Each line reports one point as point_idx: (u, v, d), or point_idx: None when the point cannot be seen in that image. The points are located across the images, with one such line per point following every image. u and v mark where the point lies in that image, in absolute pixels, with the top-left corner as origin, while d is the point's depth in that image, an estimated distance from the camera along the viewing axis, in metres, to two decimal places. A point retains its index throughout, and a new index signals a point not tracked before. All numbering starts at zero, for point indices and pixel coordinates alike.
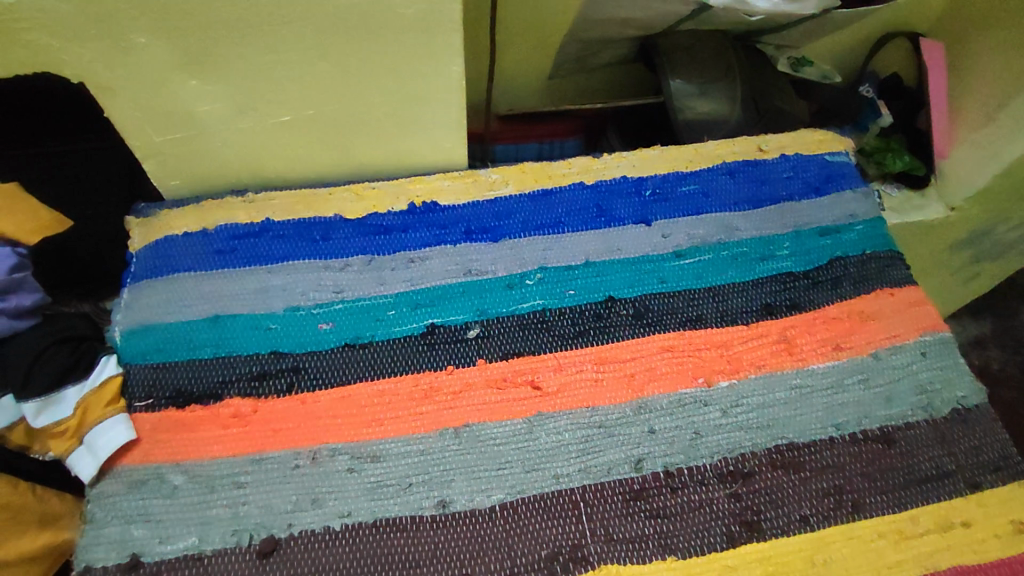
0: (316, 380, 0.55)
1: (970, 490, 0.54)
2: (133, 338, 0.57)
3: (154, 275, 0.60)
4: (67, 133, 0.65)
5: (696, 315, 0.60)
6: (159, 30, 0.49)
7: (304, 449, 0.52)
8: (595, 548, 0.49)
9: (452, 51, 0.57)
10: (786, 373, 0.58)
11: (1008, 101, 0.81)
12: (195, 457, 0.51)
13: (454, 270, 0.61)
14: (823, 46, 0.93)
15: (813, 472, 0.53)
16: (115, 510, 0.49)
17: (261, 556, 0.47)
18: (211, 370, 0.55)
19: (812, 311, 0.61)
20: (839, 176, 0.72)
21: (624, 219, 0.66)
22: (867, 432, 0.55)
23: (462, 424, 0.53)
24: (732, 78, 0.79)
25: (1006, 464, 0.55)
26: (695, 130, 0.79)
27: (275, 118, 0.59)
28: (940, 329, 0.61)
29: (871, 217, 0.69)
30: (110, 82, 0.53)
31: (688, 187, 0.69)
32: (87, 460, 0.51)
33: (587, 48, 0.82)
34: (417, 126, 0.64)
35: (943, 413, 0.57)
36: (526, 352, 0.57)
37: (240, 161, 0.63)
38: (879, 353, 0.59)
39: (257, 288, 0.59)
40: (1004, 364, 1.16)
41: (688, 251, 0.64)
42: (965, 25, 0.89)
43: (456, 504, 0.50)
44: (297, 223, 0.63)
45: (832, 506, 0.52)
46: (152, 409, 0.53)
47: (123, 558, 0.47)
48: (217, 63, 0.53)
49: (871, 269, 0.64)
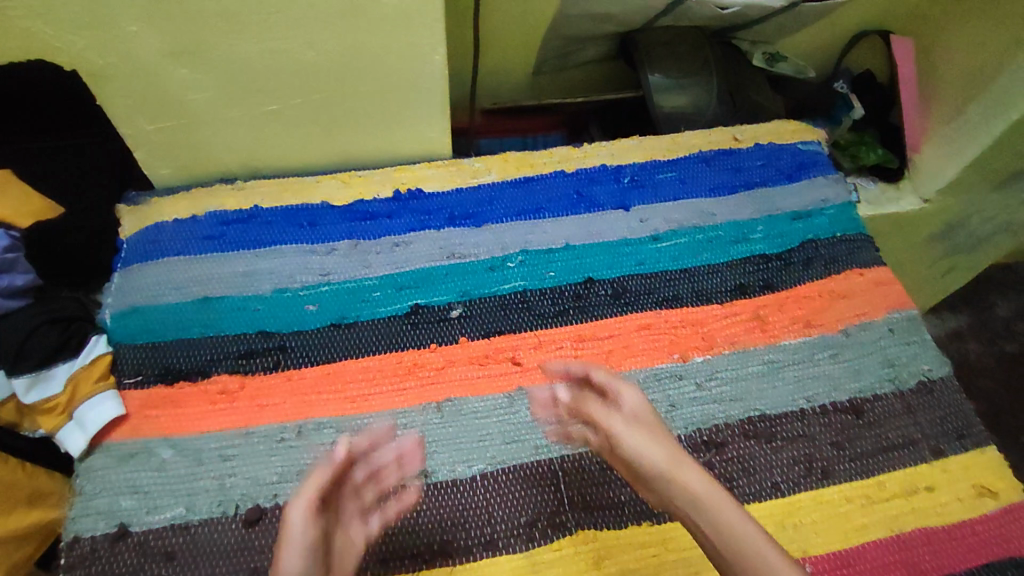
0: (303, 358, 0.56)
1: (934, 457, 0.56)
2: (124, 320, 0.58)
3: (145, 259, 0.61)
4: (75, 126, 0.67)
5: (672, 295, 0.62)
6: (152, 19, 0.51)
7: (290, 423, 0.53)
8: (572, 514, 0.50)
9: (433, 42, 0.59)
10: (759, 349, 0.60)
11: (975, 94, 0.84)
12: (184, 432, 0.52)
13: (437, 254, 0.63)
14: (799, 43, 0.96)
15: (783, 441, 0.55)
16: (104, 482, 0.50)
17: (248, 523, 0.49)
18: (199, 350, 0.56)
19: (783, 290, 0.63)
20: (810, 164, 0.74)
21: (603, 205, 0.68)
22: (837, 404, 0.57)
23: (444, 398, 0.55)
24: (708, 72, 0.82)
25: (969, 433, 0.57)
26: (673, 122, 0.81)
27: (263, 107, 0.61)
28: (907, 307, 0.64)
29: (842, 202, 0.71)
30: (102, 70, 0.54)
31: (665, 175, 0.71)
32: (77, 434, 0.52)
33: (569, 45, 0.84)
34: (401, 114, 0.66)
35: (909, 384, 0.59)
36: (507, 329, 0.59)
37: (230, 150, 0.65)
38: (848, 330, 0.62)
39: (245, 271, 0.61)
40: (981, 355, 1.18)
41: (665, 235, 0.66)
42: (936, 22, 0.92)
43: (438, 474, 0.52)
44: (285, 209, 0.65)
45: (802, 473, 0.54)
46: (142, 385, 0.54)
47: (111, 528, 0.48)
48: (207, 53, 0.55)
49: (841, 250, 0.67)
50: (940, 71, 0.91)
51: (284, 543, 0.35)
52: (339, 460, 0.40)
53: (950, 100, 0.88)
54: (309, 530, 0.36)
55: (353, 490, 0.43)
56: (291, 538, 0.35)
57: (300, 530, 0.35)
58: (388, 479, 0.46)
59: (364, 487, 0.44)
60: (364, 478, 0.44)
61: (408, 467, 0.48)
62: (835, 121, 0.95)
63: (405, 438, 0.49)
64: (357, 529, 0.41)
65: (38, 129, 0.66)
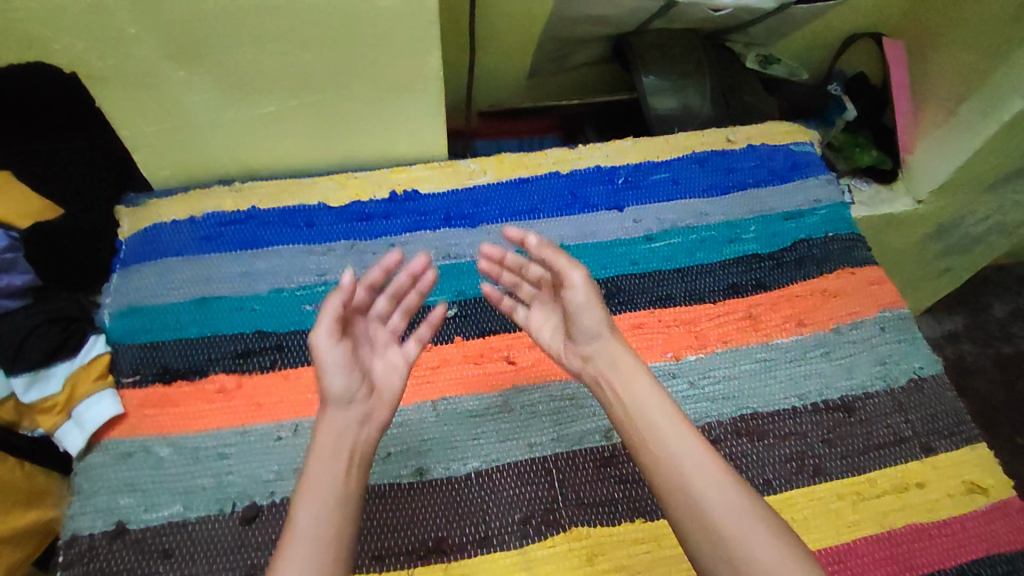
0: (300, 357, 0.57)
1: (925, 454, 0.56)
2: (122, 319, 0.58)
3: (143, 259, 0.62)
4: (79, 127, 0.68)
5: (666, 294, 0.63)
6: (149, 22, 0.51)
7: (287, 422, 0.53)
8: (565, 511, 0.51)
9: (428, 44, 0.59)
10: (751, 348, 0.60)
11: (967, 95, 0.85)
12: (181, 430, 0.53)
13: (433, 254, 0.64)
14: (792, 45, 0.97)
15: (775, 439, 0.56)
16: (103, 480, 0.51)
17: (244, 521, 0.49)
18: (196, 349, 0.57)
19: (776, 290, 0.64)
20: (803, 165, 0.75)
21: (598, 206, 0.69)
22: (829, 401, 0.58)
23: (439, 397, 0.56)
24: (704, 74, 0.82)
25: (960, 430, 0.58)
26: (668, 124, 0.82)
27: (260, 109, 0.62)
28: (898, 306, 0.64)
29: (834, 202, 0.72)
30: (101, 71, 0.55)
31: (658, 175, 0.72)
32: (75, 433, 0.52)
33: (565, 49, 0.84)
34: (397, 115, 0.66)
35: (900, 382, 0.60)
36: (501, 329, 0.59)
37: (228, 152, 0.66)
38: (840, 328, 0.62)
39: (242, 272, 0.61)
40: (977, 357, 1.19)
41: (658, 235, 0.67)
42: (928, 24, 0.93)
43: (433, 471, 0.52)
44: (282, 210, 0.66)
45: (794, 470, 0.54)
46: (140, 385, 0.55)
47: (109, 525, 0.49)
48: (204, 55, 0.55)
49: (833, 250, 0.68)
50: (933, 73, 0.92)
51: (322, 366, 0.45)
52: (348, 289, 0.45)
53: (943, 102, 0.89)
54: (337, 353, 0.45)
55: (377, 316, 0.51)
56: (325, 362, 0.45)
57: (333, 358, 0.45)
58: (409, 299, 0.53)
59: (388, 314, 0.52)
60: (387, 309, 0.52)
61: (423, 286, 0.53)
62: (829, 122, 0.96)
63: (414, 259, 0.51)
64: (391, 350, 0.50)
65: (44, 129, 0.67)
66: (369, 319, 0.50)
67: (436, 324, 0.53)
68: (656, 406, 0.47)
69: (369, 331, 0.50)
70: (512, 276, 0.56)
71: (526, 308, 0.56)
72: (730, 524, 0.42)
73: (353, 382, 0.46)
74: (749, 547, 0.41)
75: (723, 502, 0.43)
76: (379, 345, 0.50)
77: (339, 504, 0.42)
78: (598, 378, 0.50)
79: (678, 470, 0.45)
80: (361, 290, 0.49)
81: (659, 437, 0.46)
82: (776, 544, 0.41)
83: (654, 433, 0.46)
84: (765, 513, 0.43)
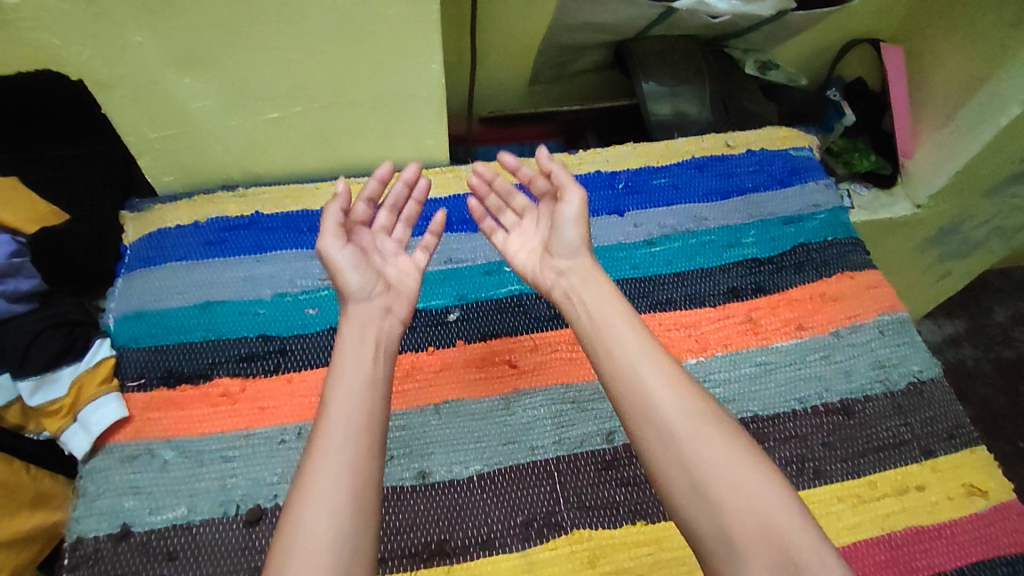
0: (303, 361, 0.57)
1: (925, 457, 0.57)
2: (127, 323, 0.59)
3: (147, 264, 0.62)
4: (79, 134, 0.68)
5: (666, 298, 0.63)
6: (155, 30, 0.52)
7: (290, 425, 0.54)
8: (567, 514, 0.51)
9: (430, 51, 0.60)
10: (751, 351, 0.61)
11: (964, 101, 0.85)
12: (186, 433, 0.53)
13: (435, 258, 0.64)
14: (791, 52, 0.97)
15: (776, 442, 0.56)
16: (107, 483, 0.51)
17: (248, 523, 0.49)
18: (201, 353, 0.57)
19: (775, 294, 0.64)
20: (802, 170, 0.76)
21: (598, 211, 0.69)
22: (828, 405, 0.58)
23: (441, 400, 0.56)
24: (703, 80, 0.83)
25: (959, 433, 0.58)
26: (667, 129, 0.83)
27: (264, 115, 0.62)
28: (897, 310, 0.65)
29: (833, 207, 0.73)
30: (107, 79, 0.56)
31: (658, 181, 0.72)
32: (81, 436, 0.53)
33: (566, 56, 0.85)
34: (399, 121, 0.67)
35: (899, 386, 0.60)
36: (503, 333, 0.60)
37: (232, 158, 0.67)
38: (839, 332, 0.63)
39: (246, 277, 0.62)
40: (978, 361, 1.19)
41: (659, 239, 0.68)
42: (925, 30, 0.94)
43: (436, 474, 0.52)
44: (286, 216, 0.66)
45: (794, 473, 0.54)
46: (145, 388, 0.55)
47: (114, 528, 0.49)
48: (209, 63, 0.56)
49: (832, 254, 0.68)
50: (931, 79, 0.93)
51: (337, 268, 0.51)
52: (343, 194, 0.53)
53: (941, 107, 0.89)
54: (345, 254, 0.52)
55: (383, 227, 0.57)
56: (337, 263, 0.51)
57: (342, 258, 0.52)
58: (409, 210, 0.59)
59: (392, 227, 0.58)
60: (390, 221, 0.58)
61: (418, 193, 0.59)
62: (828, 128, 0.96)
63: (407, 170, 0.58)
64: (399, 255, 0.56)
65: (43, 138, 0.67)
66: (375, 232, 0.57)
67: (438, 232, 0.59)
68: (618, 316, 0.50)
69: (376, 240, 0.56)
70: (498, 199, 0.61)
71: (505, 231, 0.59)
72: (682, 424, 0.43)
73: (369, 278, 0.52)
74: (701, 443, 0.42)
75: (681, 405, 0.44)
76: (389, 253, 0.56)
77: (369, 386, 0.46)
78: (568, 291, 0.53)
79: (635, 375, 0.46)
80: (363, 204, 0.56)
81: (619, 344, 0.48)
82: (731, 442, 0.43)
83: (617, 339, 0.48)
84: (723, 417, 0.45)
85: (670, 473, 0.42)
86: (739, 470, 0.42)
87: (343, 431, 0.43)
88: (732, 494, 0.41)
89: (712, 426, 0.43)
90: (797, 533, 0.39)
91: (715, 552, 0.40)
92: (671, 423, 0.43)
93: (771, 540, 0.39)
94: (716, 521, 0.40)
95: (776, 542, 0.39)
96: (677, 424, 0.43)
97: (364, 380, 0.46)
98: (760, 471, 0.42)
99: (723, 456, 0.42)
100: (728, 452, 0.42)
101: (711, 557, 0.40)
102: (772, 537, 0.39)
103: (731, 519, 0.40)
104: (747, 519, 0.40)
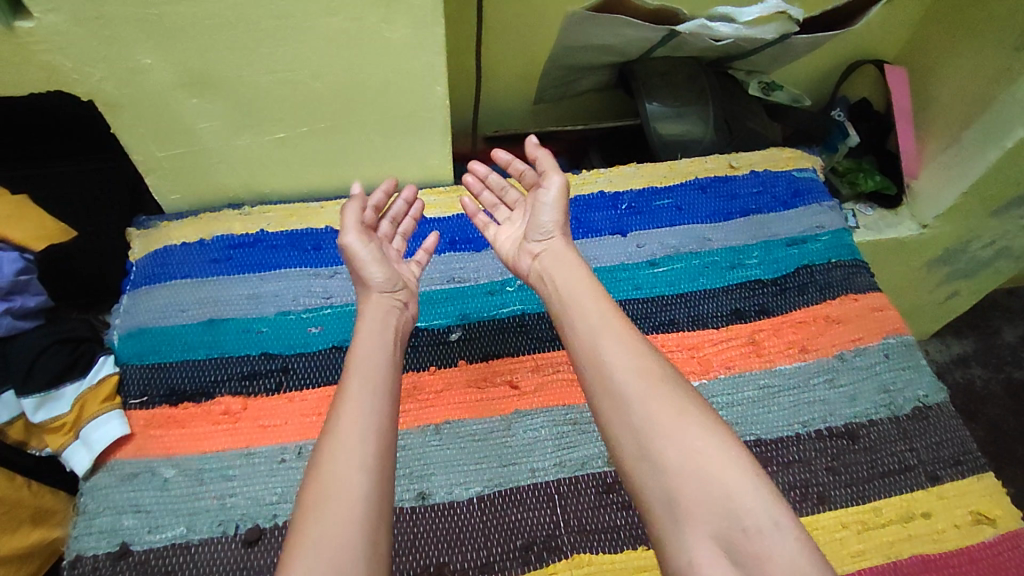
0: (304, 379, 0.57)
1: (930, 483, 0.56)
2: (131, 341, 0.59)
3: (152, 281, 0.63)
4: (83, 152, 0.67)
5: (668, 320, 0.63)
6: (164, 52, 0.53)
7: (291, 444, 0.54)
8: (568, 538, 0.51)
9: (434, 74, 0.61)
10: (754, 374, 0.60)
11: (970, 122, 0.85)
12: (186, 451, 0.53)
13: (437, 278, 0.64)
14: (794, 73, 0.98)
15: (779, 466, 0.55)
16: (107, 501, 0.51)
17: (246, 544, 0.49)
18: (203, 371, 0.57)
19: (778, 316, 0.64)
20: (806, 191, 0.76)
21: (601, 230, 0.69)
22: (832, 429, 0.58)
23: (442, 421, 0.56)
24: (705, 101, 0.83)
25: (966, 459, 0.57)
26: (671, 149, 0.84)
27: (270, 135, 0.63)
28: (902, 333, 0.64)
29: (837, 228, 0.72)
30: (116, 99, 0.56)
31: (662, 201, 0.72)
32: (82, 453, 0.53)
33: (570, 77, 0.86)
34: (404, 142, 0.68)
35: (905, 410, 0.60)
36: (505, 353, 0.60)
37: (238, 176, 0.67)
38: (844, 355, 0.62)
39: (250, 294, 0.62)
40: (987, 382, 1.18)
41: (661, 260, 0.68)
42: (927, 53, 0.94)
43: (436, 496, 0.52)
44: (290, 234, 0.67)
45: (798, 498, 0.54)
46: (147, 406, 0.55)
47: (113, 546, 0.49)
48: (217, 84, 0.57)
49: (837, 275, 0.68)
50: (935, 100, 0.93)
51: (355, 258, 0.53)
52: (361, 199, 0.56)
53: (947, 129, 0.90)
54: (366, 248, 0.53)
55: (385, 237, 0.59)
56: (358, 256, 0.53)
57: (367, 255, 0.54)
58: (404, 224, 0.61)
59: (392, 237, 0.59)
60: (391, 232, 0.59)
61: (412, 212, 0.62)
62: (831, 148, 0.97)
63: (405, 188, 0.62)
64: (403, 266, 0.58)
65: (47, 159, 0.66)
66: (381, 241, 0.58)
67: (431, 250, 0.60)
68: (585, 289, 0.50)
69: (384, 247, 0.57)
70: (493, 196, 0.63)
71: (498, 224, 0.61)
72: (634, 389, 0.43)
73: (391, 273, 0.53)
74: (651, 408, 0.42)
75: (635, 370, 0.44)
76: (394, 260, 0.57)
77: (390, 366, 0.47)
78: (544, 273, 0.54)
79: (595, 346, 0.47)
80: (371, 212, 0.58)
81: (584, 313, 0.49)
82: (687, 407, 0.43)
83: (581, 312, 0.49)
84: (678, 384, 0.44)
85: (620, 437, 0.43)
86: (688, 434, 0.41)
87: (371, 391, 0.44)
88: (677, 456, 0.40)
89: (667, 391, 0.43)
90: (745, 495, 0.39)
91: (660, 516, 0.40)
92: (622, 389, 0.44)
93: (714, 503, 0.39)
94: (661, 486, 0.40)
95: (717, 503, 0.39)
96: (631, 389, 0.43)
97: (381, 350, 0.48)
98: (710, 435, 0.41)
99: (672, 418, 0.42)
100: (679, 417, 0.42)
101: (655, 520, 0.40)
102: (715, 500, 0.39)
103: (674, 481, 0.40)
104: (692, 481, 0.40)
